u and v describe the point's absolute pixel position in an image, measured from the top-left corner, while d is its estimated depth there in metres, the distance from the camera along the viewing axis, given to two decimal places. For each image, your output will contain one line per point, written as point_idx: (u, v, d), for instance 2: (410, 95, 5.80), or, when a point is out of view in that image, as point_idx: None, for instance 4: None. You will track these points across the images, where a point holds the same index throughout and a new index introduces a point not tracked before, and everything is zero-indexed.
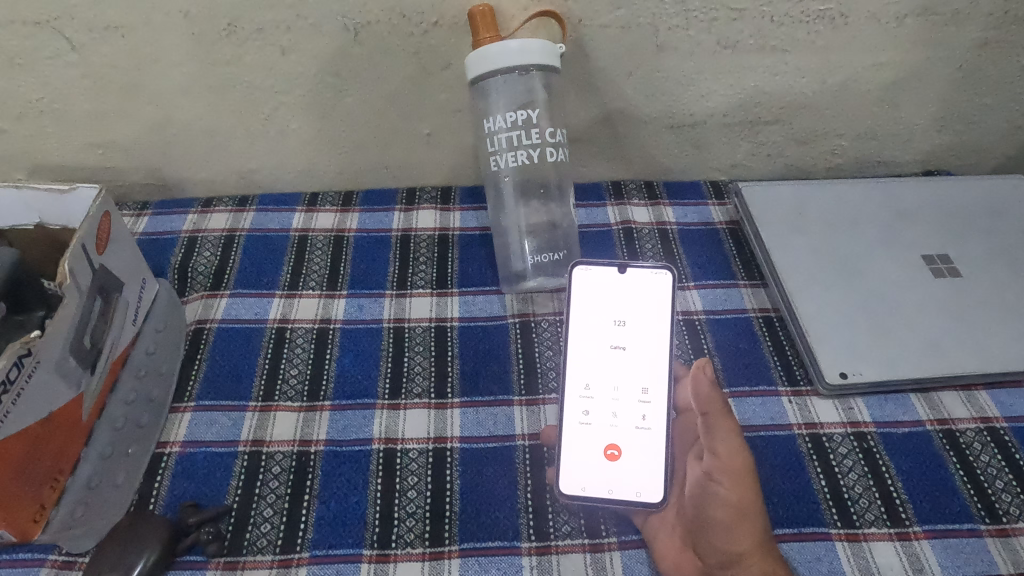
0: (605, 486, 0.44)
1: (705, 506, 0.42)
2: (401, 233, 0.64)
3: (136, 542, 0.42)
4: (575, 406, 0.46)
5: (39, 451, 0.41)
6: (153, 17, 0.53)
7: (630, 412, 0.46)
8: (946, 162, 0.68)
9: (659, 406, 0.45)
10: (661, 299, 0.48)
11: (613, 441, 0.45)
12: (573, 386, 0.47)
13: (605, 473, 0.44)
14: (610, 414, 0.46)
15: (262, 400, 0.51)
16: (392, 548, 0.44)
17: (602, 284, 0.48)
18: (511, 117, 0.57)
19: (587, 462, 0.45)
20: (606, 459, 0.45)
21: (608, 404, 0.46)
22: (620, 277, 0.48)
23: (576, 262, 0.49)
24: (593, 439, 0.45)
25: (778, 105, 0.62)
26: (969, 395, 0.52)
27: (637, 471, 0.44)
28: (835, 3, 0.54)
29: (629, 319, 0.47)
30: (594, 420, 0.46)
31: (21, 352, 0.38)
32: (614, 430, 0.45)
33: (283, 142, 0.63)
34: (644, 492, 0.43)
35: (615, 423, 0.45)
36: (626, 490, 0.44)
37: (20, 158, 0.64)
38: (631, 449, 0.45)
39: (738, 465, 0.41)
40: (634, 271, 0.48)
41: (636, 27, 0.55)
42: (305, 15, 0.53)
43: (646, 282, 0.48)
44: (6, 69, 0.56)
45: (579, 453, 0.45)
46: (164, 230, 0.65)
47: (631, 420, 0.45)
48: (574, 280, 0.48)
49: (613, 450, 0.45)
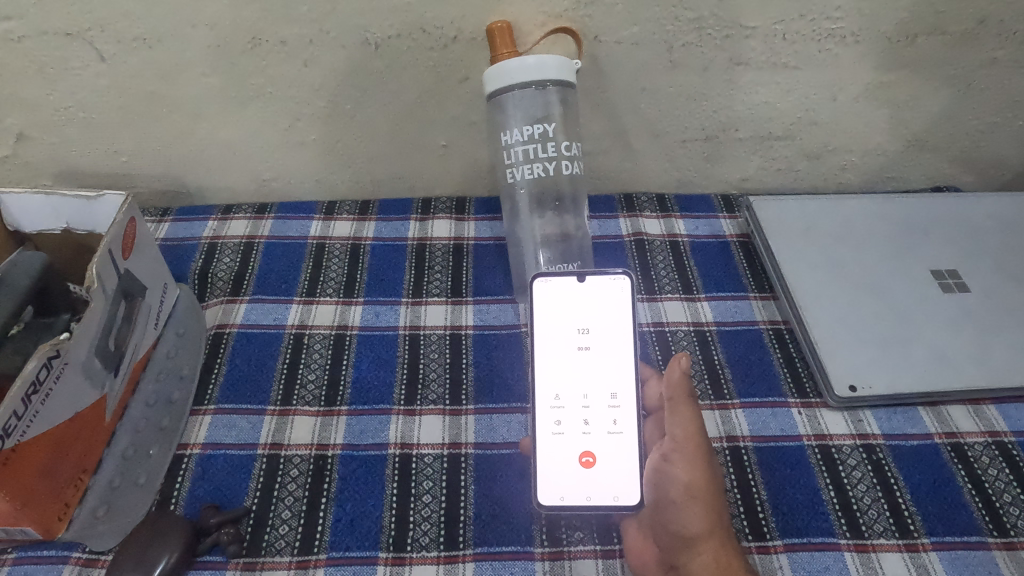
0: (582, 494, 0.44)
1: (661, 486, 0.44)
2: (417, 241, 0.65)
3: (159, 541, 0.43)
4: (547, 417, 0.46)
5: (63, 452, 0.42)
6: (181, 30, 0.54)
7: (602, 418, 0.46)
8: (955, 178, 0.69)
9: (629, 409, 0.46)
10: (620, 302, 0.48)
11: (587, 449, 0.45)
12: (542, 397, 0.47)
13: (581, 480, 0.45)
14: (582, 422, 0.46)
15: (281, 404, 0.53)
16: (408, 552, 0.44)
17: (563, 293, 0.49)
18: (528, 130, 0.58)
19: (563, 472, 0.45)
20: (581, 466, 0.45)
21: (578, 412, 0.46)
22: (579, 286, 0.49)
23: (535, 274, 0.49)
24: (566, 448, 0.45)
25: (789, 121, 0.63)
26: (977, 409, 0.52)
27: (615, 474, 0.45)
28: (846, 22, 0.55)
29: (591, 327, 0.48)
30: (566, 430, 0.46)
31: (51, 352, 0.39)
32: (588, 438, 0.46)
33: (303, 151, 0.64)
34: (621, 496, 0.44)
35: (587, 430, 0.46)
36: (604, 494, 0.44)
37: (46, 166, 0.65)
38: (606, 454, 0.45)
39: (691, 445, 0.44)
40: (593, 279, 0.49)
41: (651, 43, 0.56)
42: (328, 29, 0.55)
43: (605, 289, 0.48)
44: (36, 79, 0.57)
45: (555, 462, 0.45)
46: (185, 236, 0.66)
47: (604, 426, 0.46)
48: (534, 293, 0.49)
49: (588, 457, 0.45)
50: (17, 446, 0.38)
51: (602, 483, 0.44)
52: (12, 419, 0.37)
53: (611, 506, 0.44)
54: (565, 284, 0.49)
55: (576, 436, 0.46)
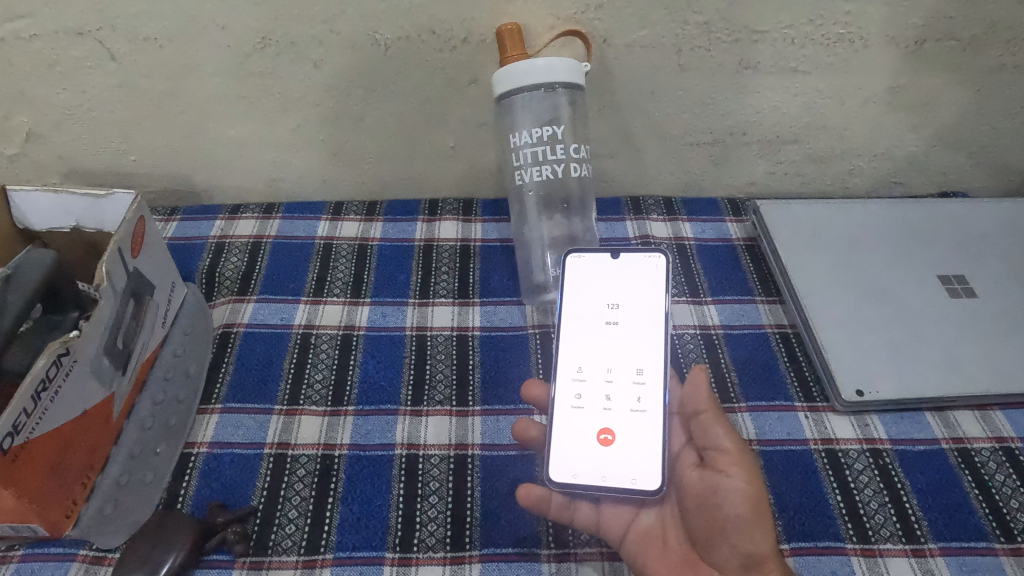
0: (598, 473, 0.43)
1: (713, 505, 0.39)
2: (423, 243, 0.65)
3: (166, 540, 0.43)
4: (568, 390, 0.46)
5: (71, 450, 0.42)
6: (192, 29, 0.55)
7: (625, 395, 0.45)
8: (961, 184, 0.69)
9: (654, 387, 0.45)
10: (650, 279, 0.48)
11: (607, 425, 0.44)
12: (566, 368, 0.47)
13: (599, 458, 0.43)
14: (603, 397, 0.45)
15: (287, 404, 0.53)
16: (415, 552, 0.44)
17: (596, 268, 0.50)
18: (537, 133, 0.58)
19: (581, 451, 0.44)
20: (599, 444, 0.44)
21: (601, 387, 0.46)
22: (614, 262, 0.50)
23: (570, 249, 0.50)
24: (586, 424, 0.45)
25: (797, 125, 0.63)
26: (984, 415, 0.52)
27: (634, 455, 0.43)
28: (854, 27, 0.56)
29: (622, 302, 0.48)
30: (586, 404, 0.46)
31: (61, 350, 0.39)
32: (609, 415, 0.45)
33: (311, 152, 0.64)
34: (640, 479, 0.42)
35: (608, 406, 0.45)
36: (621, 477, 0.42)
37: (56, 164, 0.65)
38: (625, 432, 0.44)
39: (742, 456, 0.40)
40: (627, 255, 0.49)
41: (660, 47, 0.57)
42: (338, 30, 0.55)
43: (639, 265, 0.49)
44: (46, 77, 0.58)
45: (573, 438, 0.44)
46: (193, 235, 0.66)
47: (626, 404, 0.45)
48: (568, 267, 0.50)
49: (607, 434, 0.44)
50: (26, 443, 0.38)
51: (620, 463, 0.43)
52: (21, 416, 0.37)
53: (629, 489, 0.42)
54: (600, 258, 0.50)
55: (597, 412, 0.45)
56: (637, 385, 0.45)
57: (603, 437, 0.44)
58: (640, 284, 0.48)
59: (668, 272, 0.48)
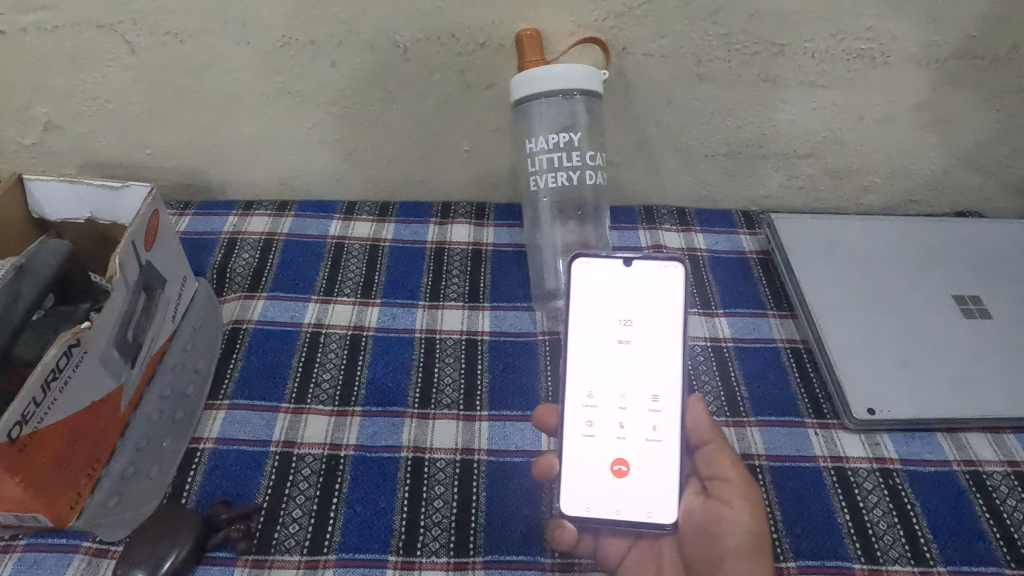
0: (613, 506, 0.42)
1: (712, 534, 0.40)
2: (435, 245, 0.65)
3: (169, 534, 0.43)
4: (578, 417, 0.44)
5: (77, 441, 0.42)
6: (212, 25, 0.55)
7: (639, 423, 0.43)
8: (978, 204, 0.68)
9: (670, 416, 0.43)
10: (667, 289, 0.45)
11: (620, 456, 0.43)
12: (575, 393, 0.45)
13: (613, 490, 0.42)
14: (617, 425, 0.44)
15: (295, 402, 0.52)
16: (418, 556, 0.44)
17: (603, 276, 0.46)
18: (554, 139, 0.58)
19: (593, 481, 0.43)
20: (614, 475, 0.43)
21: (614, 414, 0.44)
22: (626, 270, 0.46)
23: (575, 254, 0.46)
24: (598, 454, 0.43)
25: (814, 140, 0.63)
26: (996, 437, 0.52)
27: (651, 488, 0.42)
28: (876, 43, 0.55)
29: (635, 318, 0.45)
30: (597, 433, 0.44)
31: (71, 341, 0.40)
32: (623, 444, 0.43)
33: (325, 150, 0.65)
34: (656, 513, 0.41)
35: (622, 435, 0.43)
36: (637, 509, 0.42)
37: (73, 155, 0.66)
38: (640, 464, 0.43)
39: (746, 487, 0.41)
40: (640, 263, 0.46)
41: (678, 57, 0.56)
42: (358, 31, 0.55)
43: (654, 274, 0.45)
44: (66, 69, 0.58)
45: (585, 467, 0.43)
46: (206, 230, 0.66)
47: (641, 432, 0.43)
48: (573, 273, 0.46)
49: (621, 465, 0.43)
50: (34, 433, 0.39)
51: (634, 498, 0.42)
52: (30, 406, 0.38)
53: (645, 523, 0.41)
54: (612, 266, 0.46)
55: (611, 443, 0.43)
56: (654, 414, 0.43)
57: (618, 469, 0.43)
58: (655, 298, 0.45)
59: (687, 283, 0.45)
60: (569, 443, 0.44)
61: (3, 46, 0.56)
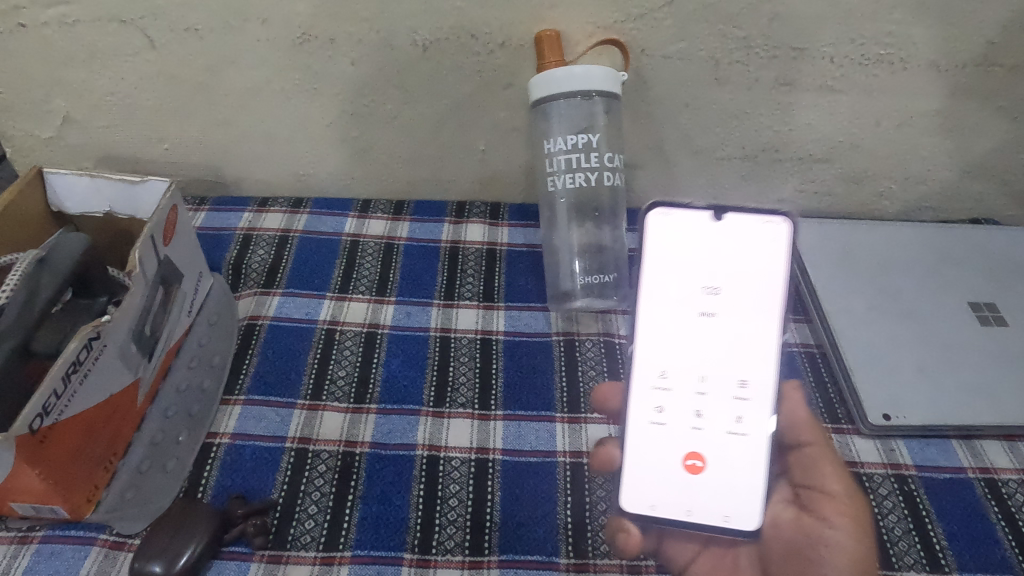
0: (683, 507, 0.41)
1: (805, 551, 0.39)
2: (449, 245, 0.65)
3: (186, 528, 0.43)
4: (648, 401, 0.43)
5: (94, 433, 0.42)
6: (232, 22, 0.55)
7: (721, 413, 0.42)
8: (993, 212, 0.68)
9: (757, 405, 0.42)
10: (765, 248, 0.42)
11: (695, 451, 0.42)
12: (647, 372, 0.44)
13: (686, 486, 0.42)
14: (693, 414, 0.43)
15: (310, 398, 0.53)
16: (433, 554, 0.44)
17: (688, 229, 0.43)
18: (573, 139, 0.58)
19: (666, 477, 0.42)
20: (688, 471, 0.42)
21: (691, 400, 0.43)
22: (714, 226, 0.43)
23: (656, 203, 0.43)
24: (671, 446, 0.43)
25: (830, 145, 0.62)
26: (1011, 445, 0.51)
27: (730, 485, 0.41)
28: (895, 49, 0.55)
29: (722, 287, 0.43)
30: (669, 421, 0.43)
31: (92, 334, 0.40)
32: (699, 435, 0.43)
33: (341, 148, 0.65)
34: (733, 518, 0.41)
35: (699, 425, 0.43)
36: (713, 514, 0.41)
37: (90, 149, 0.66)
38: (717, 460, 0.42)
39: (849, 504, 0.40)
40: (733, 218, 0.43)
41: (697, 60, 0.56)
42: (378, 29, 0.55)
43: (750, 231, 0.42)
44: (86, 63, 0.58)
45: (656, 460, 0.43)
46: (221, 226, 0.66)
47: (722, 424, 0.42)
48: (651, 226, 0.43)
49: (695, 460, 0.42)
50: (54, 425, 0.39)
51: (707, 497, 0.41)
52: (51, 397, 0.38)
53: (722, 527, 0.41)
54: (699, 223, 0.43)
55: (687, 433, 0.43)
56: (739, 400, 0.42)
57: (693, 465, 0.42)
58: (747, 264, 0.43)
59: (789, 243, 0.42)
60: (638, 432, 0.43)
61: (25, 40, 0.56)
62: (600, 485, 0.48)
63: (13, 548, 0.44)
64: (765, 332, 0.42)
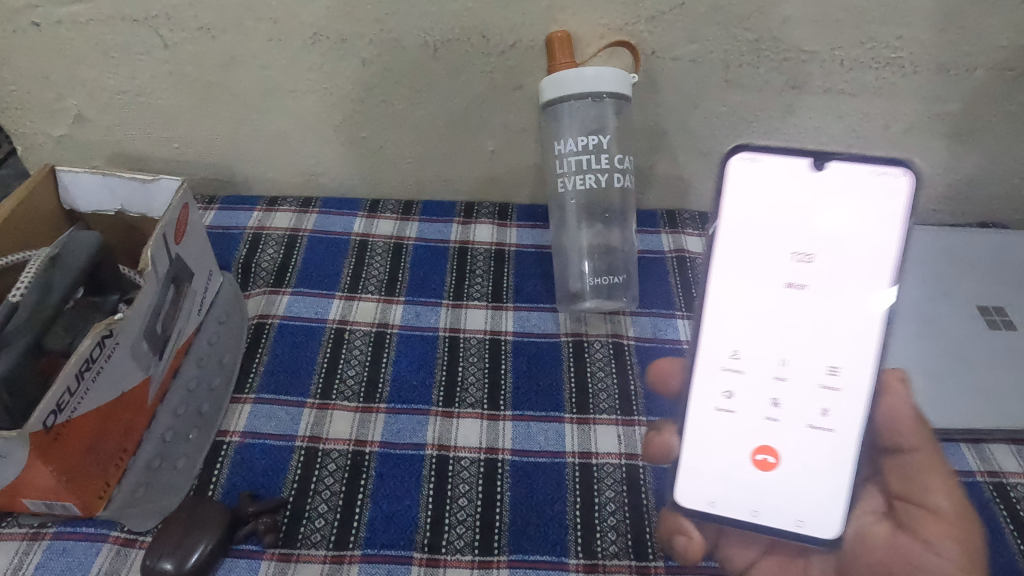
0: (749, 507, 0.40)
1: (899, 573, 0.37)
2: (458, 245, 0.65)
3: (198, 525, 0.43)
4: (717, 384, 0.42)
5: (106, 431, 0.42)
6: (244, 22, 0.55)
7: (803, 404, 0.40)
8: (1002, 215, 0.68)
9: (847, 396, 0.39)
10: (874, 204, 0.38)
11: (767, 446, 0.41)
12: (717, 350, 0.42)
13: (756, 484, 0.41)
14: (769, 403, 0.41)
15: (320, 397, 0.53)
16: (443, 554, 0.44)
17: (778, 183, 0.39)
18: (583, 141, 0.58)
19: (735, 473, 0.41)
20: (757, 466, 0.41)
21: (766, 387, 0.41)
22: (813, 175, 0.39)
23: (740, 148, 0.40)
24: (742, 438, 0.41)
25: (839, 147, 0.63)
26: (1020, 449, 0.51)
27: (806, 488, 0.40)
28: (905, 52, 0.55)
29: (816, 254, 0.39)
30: (738, 409, 0.41)
31: (105, 331, 0.40)
32: (775, 426, 0.41)
33: (351, 148, 0.65)
34: (807, 523, 0.39)
35: (774, 416, 0.41)
36: (784, 518, 0.39)
37: (100, 147, 0.66)
38: (791, 458, 0.40)
39: (958, 526, 0.37)
40: (835, 168, 0.38)
41: (707, 62, 0.57)
42: (389, 30, 0.55)
43: (855, 184, 0.38)
44: (98, 62, 0.58)
45: (723, 452, 0.41)
46: (230, 225, 0.66)
47: (803, 417, 0.40)
48: (733, 174, 0.40)
49: (767, 457, 0.41)
50: (68, 422, 0.39)
51: (778, 498, 0.40)
52: (65, 394, 0.38)
53: (794, 533, 0.39)
54: (793, 174, 0.39)
55: (762, 424, 0.41)
56: (826, 392, 0.40)
57: (762, 462, 0.41)
58: (846, 228, 0.38)
59: (905, 197, 0.37)
60: (702, 417, 0.42)
61: (38, 39, 0.57)
62: (609, 485, 0.48)
63: (25, 544, 0.44)
64: (862, 313, 0.39)
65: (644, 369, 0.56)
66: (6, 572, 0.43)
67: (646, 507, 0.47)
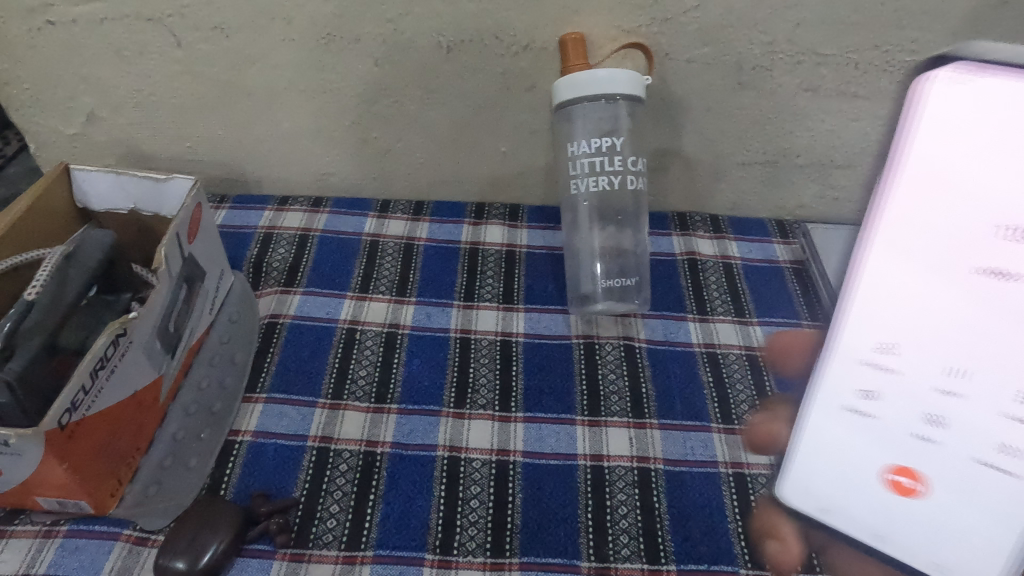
0: (875, 529, 0.40)
1: None
2: (469, 246, 0.65)
3: (210, 524, 0.43)
4: (856, 381, 0.38)
5: (119, 430, 0.43)
6: (259, 22, 0.55)
7: (967, 430, 0.36)
8: None
9: None
10: None
11: (908, 468, 0.38)
12: (860, 344, 0.38)
13: (891, 501, 0.39)
14: (924, 420, 0.37)
15: (331, 397, 0.53)
16: (454, 556, 0.44)
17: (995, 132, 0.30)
18: (597, 142, 0.58)
19: (870, 488, 0.40)
20: (891, 485, 0.39)
21: (922, 399, 0.36)
22: None
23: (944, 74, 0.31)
24: (881, 452, 0.39)
25: (852, 151, 0.62)
26: None
27: (951, 514, 0.37)
28: (920, 55, 0.55)
29: None
30: (882, 415, 0.38)
31: (119, 331, 0.40)
32: (926, 445, 0.37)
33: (362, 148, 0.65)
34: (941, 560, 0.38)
35: (928, 436, 0.37)
36: (917, 548, 0.39)
37: (112, 146, 0.66)
38: (938, 485, 0.37)
39: None
40: None
41: (721, 64, 0.56)
42: (403, 30, 0.55)
43: None
44: (112, 61, 0.59)
45: (857, 465, 0.40)
46: (242, 224, 0.66)
47: (964, 446, 0.36)
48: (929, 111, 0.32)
49: (907, 478, 0.38)
50: (81, 421, 0.39)
51: (914, 520, 0.39)
52: (79, 393, 0.38)
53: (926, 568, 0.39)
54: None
55: (909, 440, 0.38)
56: (1008, 420, 0.34)
57: (897, 477, 0.38)
58: None
59: None
60: (829, 418, 0.40)
61: (52, 37, 0.57)
62: (621, 488, 0.48)
63: (38, 541, 0.44)
64: None
65: (655, 371, 0.56)
66: (19, 569, 0.43)
67: (659, 510, 0.47)
